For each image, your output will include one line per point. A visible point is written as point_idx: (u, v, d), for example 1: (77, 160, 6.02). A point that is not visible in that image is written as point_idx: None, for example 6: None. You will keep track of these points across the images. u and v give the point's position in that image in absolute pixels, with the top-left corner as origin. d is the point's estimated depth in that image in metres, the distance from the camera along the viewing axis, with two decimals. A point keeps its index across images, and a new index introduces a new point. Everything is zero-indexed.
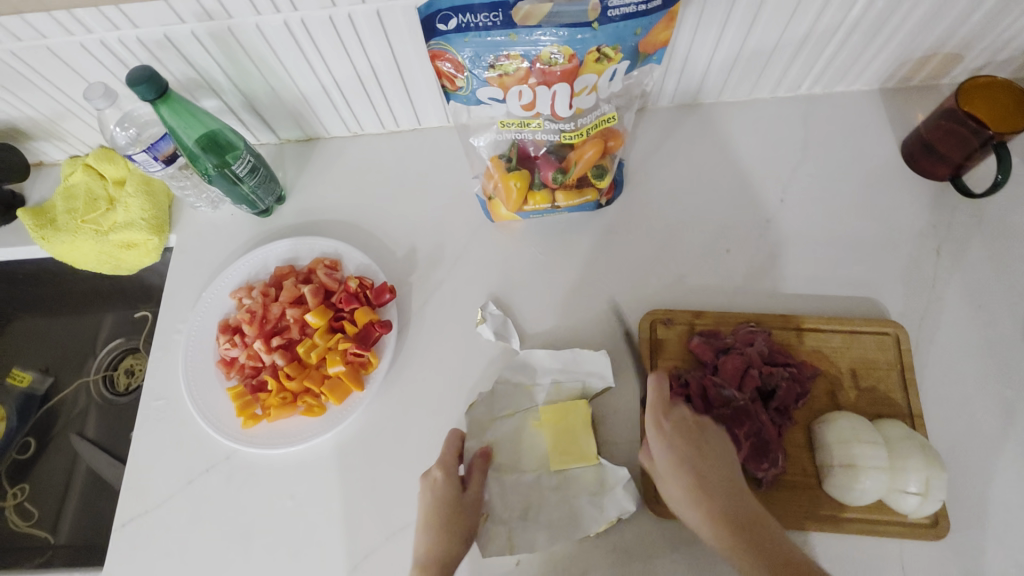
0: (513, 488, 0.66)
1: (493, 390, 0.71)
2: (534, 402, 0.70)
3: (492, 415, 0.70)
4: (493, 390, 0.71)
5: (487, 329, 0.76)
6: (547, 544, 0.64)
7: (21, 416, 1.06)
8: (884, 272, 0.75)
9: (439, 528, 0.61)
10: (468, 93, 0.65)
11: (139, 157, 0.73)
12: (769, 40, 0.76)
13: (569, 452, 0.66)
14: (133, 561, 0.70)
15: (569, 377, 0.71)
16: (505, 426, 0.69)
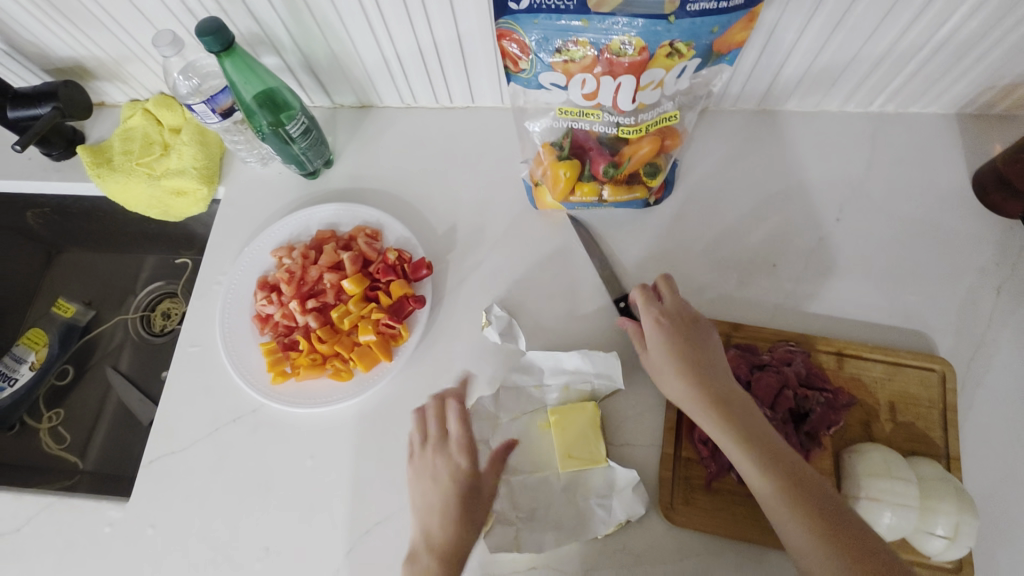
0: (521, 488, 0.65)
1: (498, 392, 0.70)
2: (542, 403, 0.70)
3: (498, 417, 0.69)
4: (498, 394, 0.70)
5: (492, 332, 0.75)
6: (554, 545, 0.63)
7: (62, 344, 1.10)
8: (938, 306, 0.72)
9: (453, 520, 0.61)
10: (530, 76, 0.64)
11: (198, 107, 0.75)
12: (848, 51, 0.72)
13: (580, 453, 0.66)
14: (157, 497, 0.72)
15: (579, 379, 0.70)
16: (512, 429, 0.68)
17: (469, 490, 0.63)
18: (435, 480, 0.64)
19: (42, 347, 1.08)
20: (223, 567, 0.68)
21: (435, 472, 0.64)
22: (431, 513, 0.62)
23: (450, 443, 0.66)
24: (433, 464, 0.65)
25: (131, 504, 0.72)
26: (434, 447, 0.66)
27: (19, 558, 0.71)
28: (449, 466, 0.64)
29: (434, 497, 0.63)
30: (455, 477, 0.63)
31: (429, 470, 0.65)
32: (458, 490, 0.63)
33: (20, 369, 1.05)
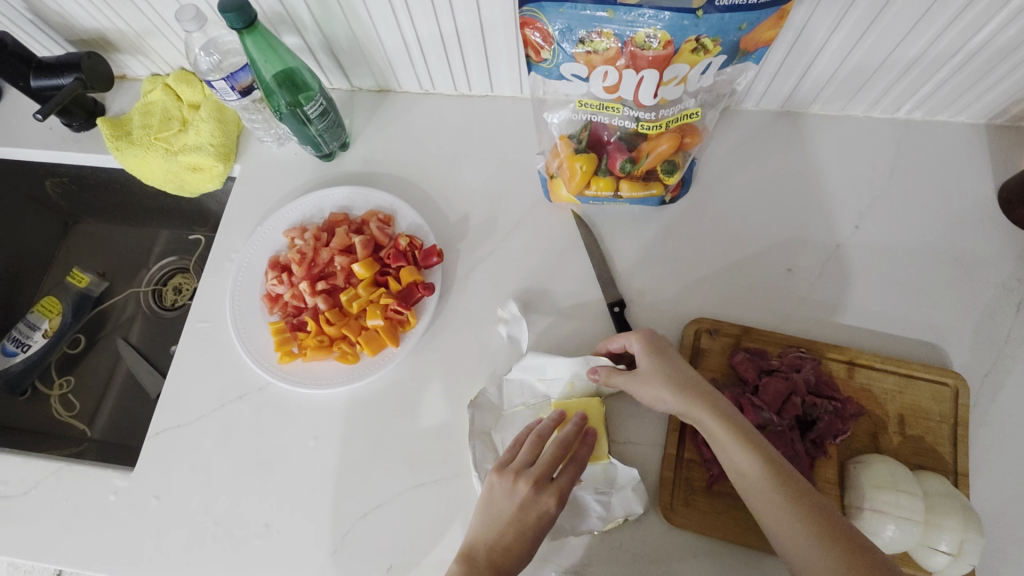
0: None
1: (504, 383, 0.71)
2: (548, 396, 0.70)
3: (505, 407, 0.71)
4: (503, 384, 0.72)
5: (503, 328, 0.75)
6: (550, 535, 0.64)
7: (76, 314, 1.12)
8: (955, 319, 0.71)
9: (505, 521, 0.59)
10: (552, 66, 0.63)
11: (217, 84, 0.75)
12: (878, 55, 0.70)
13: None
14: (162, 468, 0.73)
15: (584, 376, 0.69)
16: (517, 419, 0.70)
17: (541, 523, 0.59)
18: (504, 504, 0.60)
19: (55, 315, 1.10)
20: (223, 540, 0.69)
21: (505, 494, 0.60)
22: (495, 537, 0.59)
23: (529, 467, 0.61)
24: (507, 488, 0.61)
25: (137, 474, 0.73)
26: (522, 470, 0.61)
27: (26, 520, 0.73)
28: (522, 494, 0.60)
29: (499, 521, 0.59)
30: (527, 505, 0.59)
31: (501, 492, 0.61)
32: (529, 521, 0.59)
33: (34, 336, 1.07)
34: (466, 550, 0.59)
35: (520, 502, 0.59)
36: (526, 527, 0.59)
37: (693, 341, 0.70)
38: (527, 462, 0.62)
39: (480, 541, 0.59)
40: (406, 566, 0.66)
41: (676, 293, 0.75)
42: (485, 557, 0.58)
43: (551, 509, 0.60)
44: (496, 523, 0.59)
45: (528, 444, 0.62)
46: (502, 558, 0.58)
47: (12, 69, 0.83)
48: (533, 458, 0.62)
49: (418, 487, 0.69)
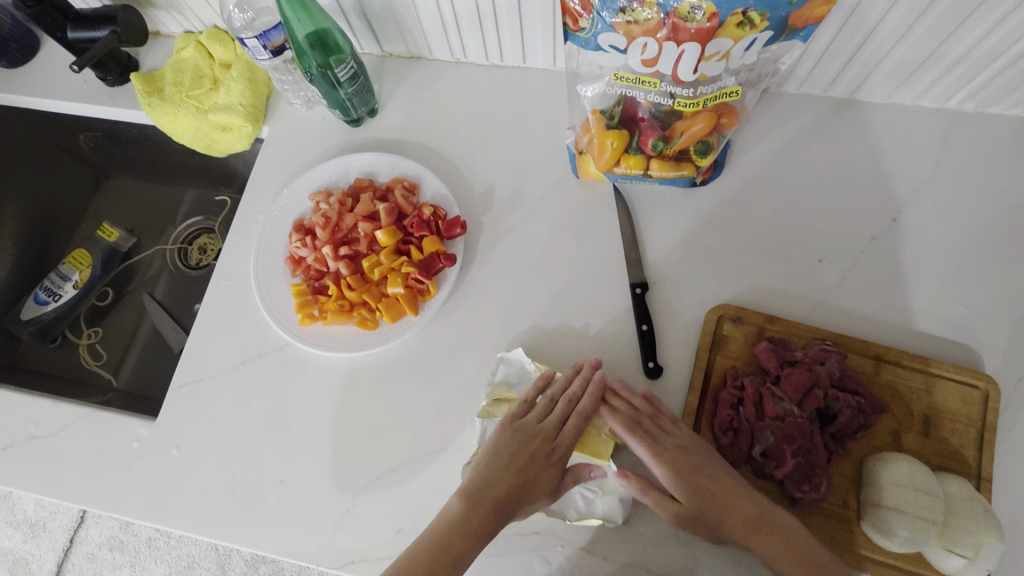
0: None
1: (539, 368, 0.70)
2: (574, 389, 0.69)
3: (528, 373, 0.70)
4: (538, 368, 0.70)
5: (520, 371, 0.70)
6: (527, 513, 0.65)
7: (105, 267, 1.14)
8: (990, 321, 0.68)
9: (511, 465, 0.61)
10: (589, 36, 0.61)
11: (250, 42, 0.74)
12: (933, 41, 0.67)
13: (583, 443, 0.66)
14: (182, 420, 0.75)
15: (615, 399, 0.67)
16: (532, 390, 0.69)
17: (549, 473, 0.61)
18: (515, 452, 0.62)
19: (86, 268, 1.12)
20: (239, 493, 0.71)
21: (517, 439, 0.63)
22: (502, 478, 0.60)
23: (541, 419, 0.64)
24: (520, 436, 0.63)
25: (159, 424, 0.75)
26: (534, 423, 0.64)
27: (54, 461, 0.76)
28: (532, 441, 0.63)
29: (508, 462, 0.61)
30: (538, 452, 0.62)
31: (513, 438, 0.63)
32: (538, 468, 0.61)
33: (65, 287, 1.09)
34: (469, 490, 0.60)
35: (532, 447, 0.62)
36: (532, 473, 0.61)
37: (715, 328, 0.69)
38: (541, 415, 0.65)
39: (483, 482, 0.60)
40: (414, 530, 0.67)
41: (701, 278, 0.73)
42: (487, 502, 0.59)
43: (558, 463, 0.62)
44: (506, 467, 0.61)
45: (544, 400, 0.65)
46: (504, 501, 0.59)
47: (50, 19, 0.84)
48: (546, 411, 0.65)
49: (430, 455, 0.70)
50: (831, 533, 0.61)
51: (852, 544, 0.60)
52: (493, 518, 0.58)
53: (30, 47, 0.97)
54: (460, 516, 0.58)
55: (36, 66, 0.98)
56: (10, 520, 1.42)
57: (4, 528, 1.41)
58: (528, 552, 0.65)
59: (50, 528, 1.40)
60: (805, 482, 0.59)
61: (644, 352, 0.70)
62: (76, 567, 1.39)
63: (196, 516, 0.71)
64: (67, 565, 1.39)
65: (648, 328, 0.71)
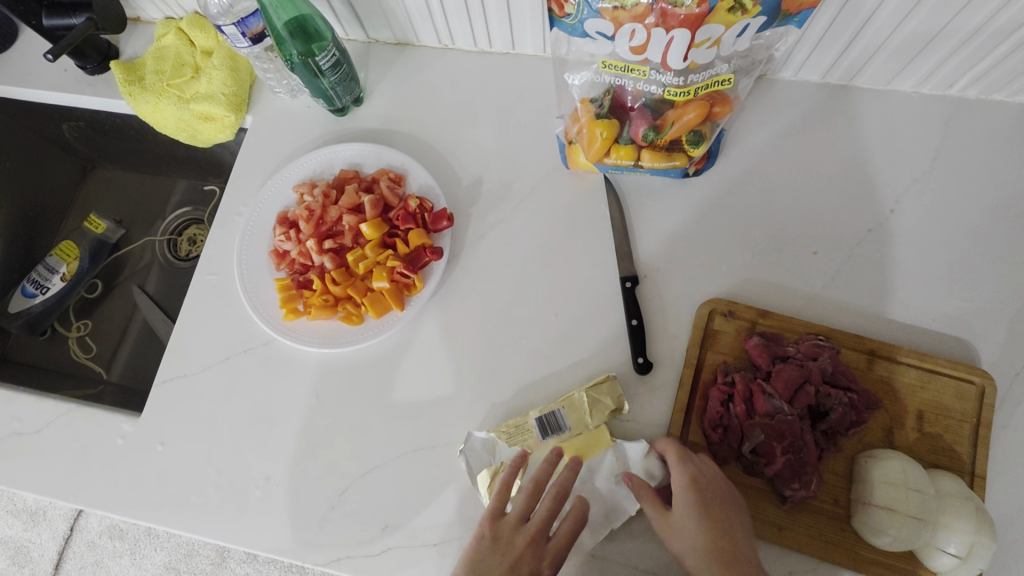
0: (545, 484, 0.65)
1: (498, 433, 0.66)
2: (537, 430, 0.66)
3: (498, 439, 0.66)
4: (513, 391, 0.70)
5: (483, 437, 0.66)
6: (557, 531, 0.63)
7: (93, 258, 1.13)
8: (988, 315, 0.67)
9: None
10: (576, 22, 0.58)
11: (228, 29, 0.72)
12: (934, 26, 0.65)
13: (588, 447, 0.65)
14: (167, 416, 0.74)
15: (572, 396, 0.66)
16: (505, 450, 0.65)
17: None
18: (497, 564, 0.58)
19: (73, 260, 1.10)
20: (225, 489, 0.70)
21: (499, 545, 0.59)
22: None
23: (523, 519, 0.61)
24: (502, 542, 0.59)
25: (144, 420, 0.74)
26: (515, 526, 0.60)
27: (39, 457, 0.75)
28: (514, 553, 0.58)
29: (488, 575, 0.58)
30: (520, 561, 0.58)
31: (494, 545, 0.59)
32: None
33: (52, 280, 1.07)
34: None
35: (514, 553, 0.58)
36: None
37: (707, 322, 0.68)
38: (522, 514, 0.61)
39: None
40: (401, 527, 0.67)
41: (693, 272, 0.72)
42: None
43: (545, 573, 0.58)
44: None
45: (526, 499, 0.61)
46: None
47: (24, 6, 0.81)
48: (528, 510, 0.61)
49: (417, 452, 0.69)
50: (822, 531, 0.60)
51: (841, 541, 0.60)
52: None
53: (7, 34, 0.94)
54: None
55: (15, 53, 0.95)
56: (10, 509, 1.42)
57: (5, 517, 1.42)
58: None
59: (49, 517, 1.41)
60: (795, 481, 0.58)
61: (634, 347, 0.69)
62: (76, 555, 1.39)
63: (183, 513, 0.70)
64: (67, 554, 1.40)
65: (637, 323, 0.69)
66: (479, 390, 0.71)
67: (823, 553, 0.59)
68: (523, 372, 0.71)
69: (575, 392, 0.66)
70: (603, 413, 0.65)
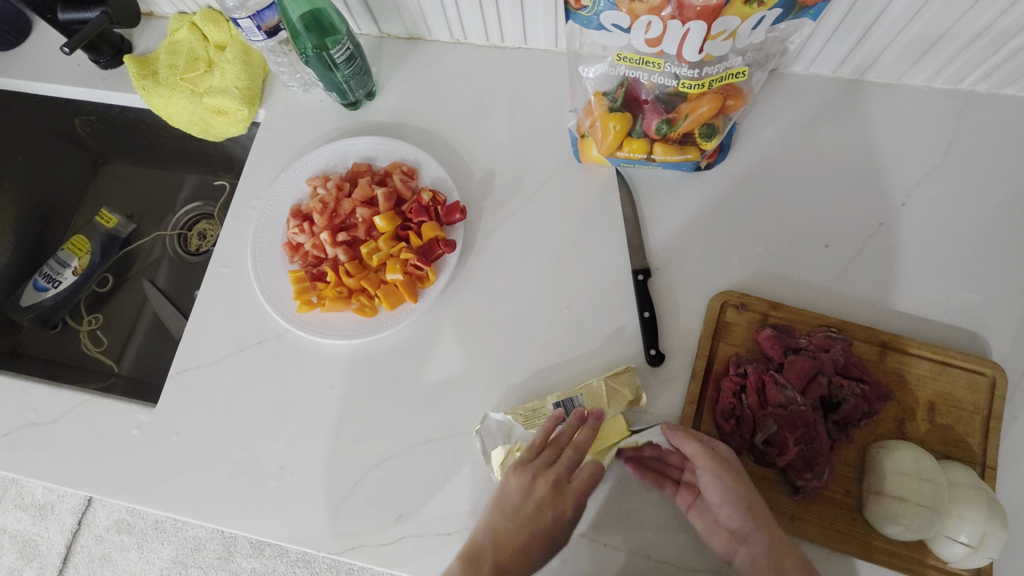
0: None
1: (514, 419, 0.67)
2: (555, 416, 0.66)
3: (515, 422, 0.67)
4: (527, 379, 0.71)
5: (500, 422, 0.67)
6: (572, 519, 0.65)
7: (104, 253, 1.13)
8: (1000, 308, 0.67)
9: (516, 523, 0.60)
10: (591, 14, 0.59)
11: (243, 23, 0.72)
12: (947, 19, 0.65)
13: (605, 434, 0.65)
14: (182, 406, 0.75)
15: (589, 384, 0.66)
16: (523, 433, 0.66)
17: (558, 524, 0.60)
18: (521, 507, 0.60)
19: (84, 254, 1.11)
20: (239, 479, 0.71)
21: (522, 491, 0.60)
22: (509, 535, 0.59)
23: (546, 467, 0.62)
24: (524, 487, 0.61)
25: (159, 411, 0.75)
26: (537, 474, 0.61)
27: (55, 447, 0.76)
28: (538, 496, 0.60)
29: (514, 516, 0.60)
30: (544, 504, 0.60)
31: (517, 490, 0.61)
32: (545, 521, 0.60)
33: (64, 274, 1.09)
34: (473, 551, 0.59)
35: (539, 498, 0.60)
36: (540, 527, 0.59)
37: (719, 314, 0.68)
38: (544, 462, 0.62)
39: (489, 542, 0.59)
40: (415, 516, 0.68)
41: (704, 265, 0.72)
42: (491, 562, 0.58)
43: (568, 512, 0.60)
44: (512, 521, 0.60)
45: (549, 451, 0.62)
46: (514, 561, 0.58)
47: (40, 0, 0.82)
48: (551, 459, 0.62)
49: (430, 443, 0.70)
50: (834, 521, 0.60)
51: (853, 530, 0.60)
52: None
53: (21, 29, 0.95)
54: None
55: (29, 48, 0.96)
56: (19, 502, 1.44)
57: (14, 510, 1.43)
58: None
59: (58, 510, 1.42)
60: (807, 470, 0.59)
61: (646, 339, 0.69)
62: (85, 549, 1.40)
63: (198, 502, 0.71)
64: (76, 547, 1.41)
65: (650, 315, 0.70)
66: (492, 381, 0.71)
67: (835, 543, 0.60)
68: (536, 363, 0.71)
69: (593, 380, 0.67)
70: (622, 400, 0.65)
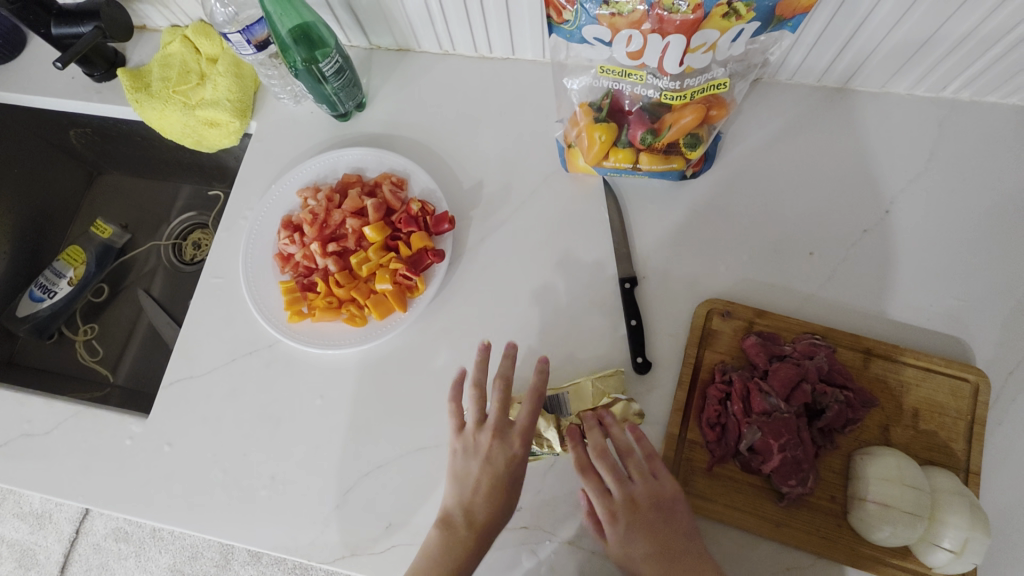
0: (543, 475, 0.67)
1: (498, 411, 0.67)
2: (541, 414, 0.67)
3: None
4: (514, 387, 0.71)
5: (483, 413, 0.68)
6: (561, 523, 0.66)
7: (99, 263, 1.13)
8: (983, 313, 0.68)
9: (474, 479, 0.59)
10: (574, 28, 0.60)
11: (233, 37, 0.73)
12: (926, 29, 0.66)
13: None
14: (174, 417, 0.76)
15: (579, 386, 0.67)
16: None
17: (511, 466, 0.59)
18: (468, 465, 0.60)
19: (80, 265, 1.12)
20: (231, 489, 0.71)
21: (465, 441, 0.62)
22: (462, 492, 0.59)
23: (482, 419, 0.62)
24: (468, 444, 0.61)
25: (152, 421, 0.76)
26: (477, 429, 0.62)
27: (49, 458, 0.76)
28: (483, 446, 0.60)
29: (462, 472, 0.60)
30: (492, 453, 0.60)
31: (463, 452, 0.61)
32: (500, 465, 0.59)
33: (60, 284, 1.09)
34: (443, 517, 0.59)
35: (484, 449, 0.60)
36: (498, 472, 0.59)
37: (705, 322, 0.69)
38: (479, 415, 0.62)
39: (460, 503, 0.59)
40: (405, 525, 0.68)
41: (690, 272, 0.73)
42: (460, 518, 0.58)
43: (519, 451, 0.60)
44: (466, 478, 0.60)
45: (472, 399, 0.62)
46: (486, 515, 0.58)
47: (33, 16, 0.83)
48: (482, 411, 0.62)
49: (420, 451, 0.70)
50: (819, 528, 0.61)
51: (837, 537, 0.60)
52: (474, 530, 0.57)
53: (16, 43, 0.96)
54: (443, 546, 0.57)
55: (24, 62, 0.97)
56: (17, 512, 1.44)
57: (11, 520, 1.43)
58: (517, 547, 0.65)
59: (55, 520, 1.42)
60: (792, 477, 0.59)
61: (633, 347, 0.69)
62: (83, 558, 1.41)
63: (190, 512, 0.71)
64: (73, 556, 1.41)
65: (637, 323, 0.70)
66: (481, 389, 0.72)
67: (820, 549, 0.60)
68: (523, 371, 0.72)
69: (582, 381, 0.67)
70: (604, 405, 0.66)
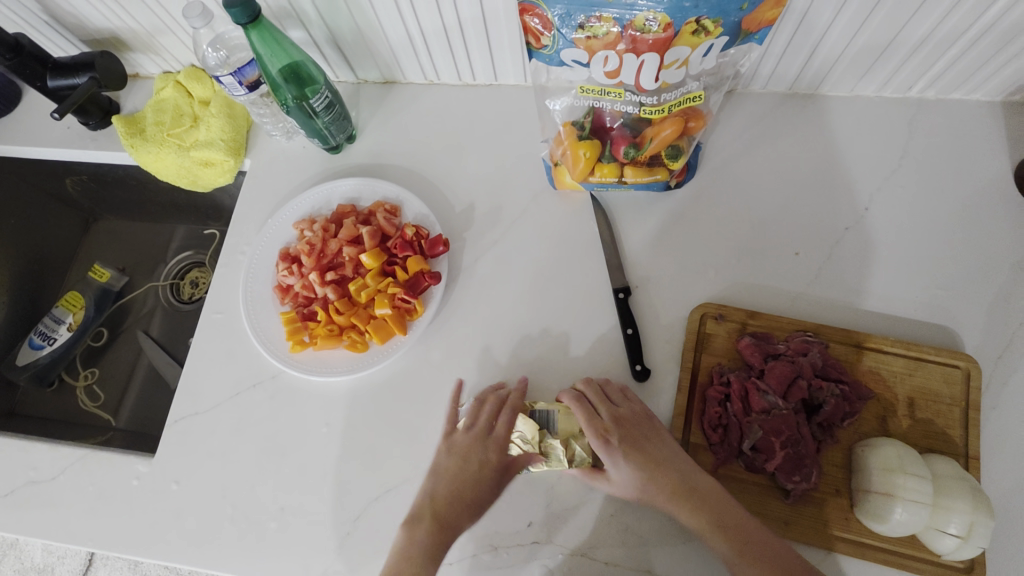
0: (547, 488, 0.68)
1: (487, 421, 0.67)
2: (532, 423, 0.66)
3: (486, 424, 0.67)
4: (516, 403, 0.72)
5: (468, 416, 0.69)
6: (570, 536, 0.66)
7: (98, 307, 1.15)
8: (968, 302, 0.70)
9: (448, 479, 0.62)
10: (552, 52, 0.63)
11: (225, 79, 0.76)
12: (886, 34, 0.69)
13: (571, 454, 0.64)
14: (180, 456, 0.76)
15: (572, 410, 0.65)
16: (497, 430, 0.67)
17: (484, 472, 0.62)
18: (451, 464, 0.63)
19: (79, 310, 1.13)
20: (241, 524, 0.71)
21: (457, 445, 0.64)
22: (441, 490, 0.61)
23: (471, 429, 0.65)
24: (452, 449, 0.64)
25: (158, 460, 0.76)
26: (468, 433, 0.65)
27: (55, 504, 0.76)
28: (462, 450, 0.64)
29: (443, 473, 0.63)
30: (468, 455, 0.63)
31: (449, 456, 0.64)
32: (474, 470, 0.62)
33: (59, 330, 1.10)
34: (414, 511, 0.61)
35: (463, 452, 0.63)
36: (472, 478, 0.62)
37: (699, 326, 0.70)
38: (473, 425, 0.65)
39: (429, 498, 0.61)
40: None
41: (680, 279, 0.75)
42: (429, 515, 0.60)
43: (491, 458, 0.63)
44: (447, 477, 0.62)
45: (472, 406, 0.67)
46: (448, 511, 0.60)
47: (30, 70, 0.85)
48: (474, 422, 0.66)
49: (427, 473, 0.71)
50: (826, 522, 0.61)
51: (846, 530, 0.61)
52: (440, 529, 0.59)
53: (11, 97, 0.99)
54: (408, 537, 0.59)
55: (20, 115, 1.00)
56: (18, 568, 1.40)
57: None
58: (530, 563, 0.65)
59: (58, 572, 1.39)
60: (795, 473, 0.60)
61: (631, 355, 0.71)
62: None
63: (201, 550, 0.71)
64: None
65: (633, 332, 0.72)
66: None
67: (827, 543, 0.61)
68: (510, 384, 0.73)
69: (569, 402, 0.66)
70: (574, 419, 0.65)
